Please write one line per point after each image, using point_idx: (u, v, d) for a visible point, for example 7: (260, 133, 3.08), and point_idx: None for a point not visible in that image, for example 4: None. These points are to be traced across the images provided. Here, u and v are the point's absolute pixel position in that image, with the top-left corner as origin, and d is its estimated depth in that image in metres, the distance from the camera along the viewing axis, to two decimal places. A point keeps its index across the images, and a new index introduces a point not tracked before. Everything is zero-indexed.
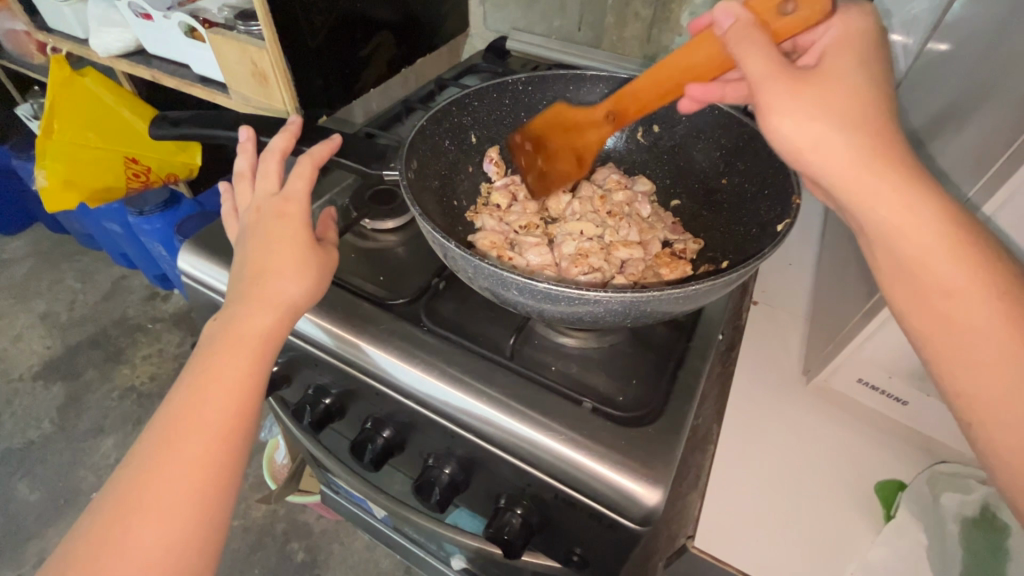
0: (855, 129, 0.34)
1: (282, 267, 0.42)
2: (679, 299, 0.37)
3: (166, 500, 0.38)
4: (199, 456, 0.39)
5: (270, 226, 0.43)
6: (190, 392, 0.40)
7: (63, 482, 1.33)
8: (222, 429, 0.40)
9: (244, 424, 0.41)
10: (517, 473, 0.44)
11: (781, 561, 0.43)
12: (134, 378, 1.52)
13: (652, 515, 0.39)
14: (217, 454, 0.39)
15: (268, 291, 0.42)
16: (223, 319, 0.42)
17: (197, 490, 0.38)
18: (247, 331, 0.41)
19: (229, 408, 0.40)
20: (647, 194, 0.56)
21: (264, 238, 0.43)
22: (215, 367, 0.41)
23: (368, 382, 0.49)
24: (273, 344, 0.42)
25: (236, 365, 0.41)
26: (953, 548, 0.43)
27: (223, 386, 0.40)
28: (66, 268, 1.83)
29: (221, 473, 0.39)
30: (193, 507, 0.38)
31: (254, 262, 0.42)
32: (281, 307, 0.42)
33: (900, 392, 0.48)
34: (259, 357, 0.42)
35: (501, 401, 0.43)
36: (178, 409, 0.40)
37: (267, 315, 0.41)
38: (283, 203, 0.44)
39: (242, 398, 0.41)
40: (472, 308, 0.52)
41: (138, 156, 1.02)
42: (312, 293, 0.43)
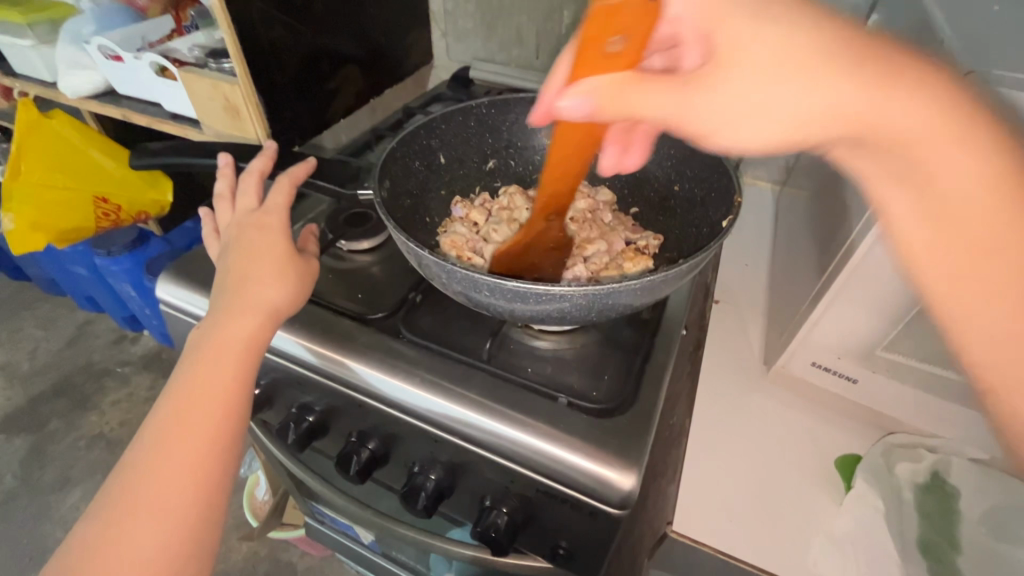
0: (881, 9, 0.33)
1: (265, 273, 0.44)
2: (637, 291, 0.39)
3: (158, 504, 0.39)
4: (188, 460, 0.40)
5: (252, 236, 0.46)
6: (179, 397, 0.41)
7: (28, 539, 1.37)
8: (209, 433, 0.41)
9: (233, 429, 0.42)
10: (500, 471, 0.46)
11: (751, 539, 0.46)
12: (103, 426, 1.60)
13: (629, 498, 0.41)
14: (208, 460, 0.41)
15: (253, 300, 0.43)
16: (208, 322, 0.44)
17: (188, 493, 0.40)
18: (231, 336, 0.42)
19: (218, 408, 0.42)
20: (609, 203, 0.59)
21: (247, 248, 0.45)
22: (201, 374, 0.42)
23: (352, 395, 0.50)
24: (258, 350, 0.43)
25: (220, 368, 0.42)
26: (910, 513, 0.47)
27: (212, 391, 0.42)
28: (28, 317, 1.89)
29: (210, 476, 0.41)
30: (185, 509, 0.39)
31: (236, 274, 0.44)
32: (265, 313, 0.43)
33: (850, 371, 0.52)
34: (244, 362, 0.43)
35: (482, 404, 0.45)
36: (167, 414, 0.41)
37: (250, 322, 0.43)
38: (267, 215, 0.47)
39: (229, 402, 0.42)
40: (449, 319, 0.54)
41: (107, 195, 1.00)
42: (294, 302, 0.45)
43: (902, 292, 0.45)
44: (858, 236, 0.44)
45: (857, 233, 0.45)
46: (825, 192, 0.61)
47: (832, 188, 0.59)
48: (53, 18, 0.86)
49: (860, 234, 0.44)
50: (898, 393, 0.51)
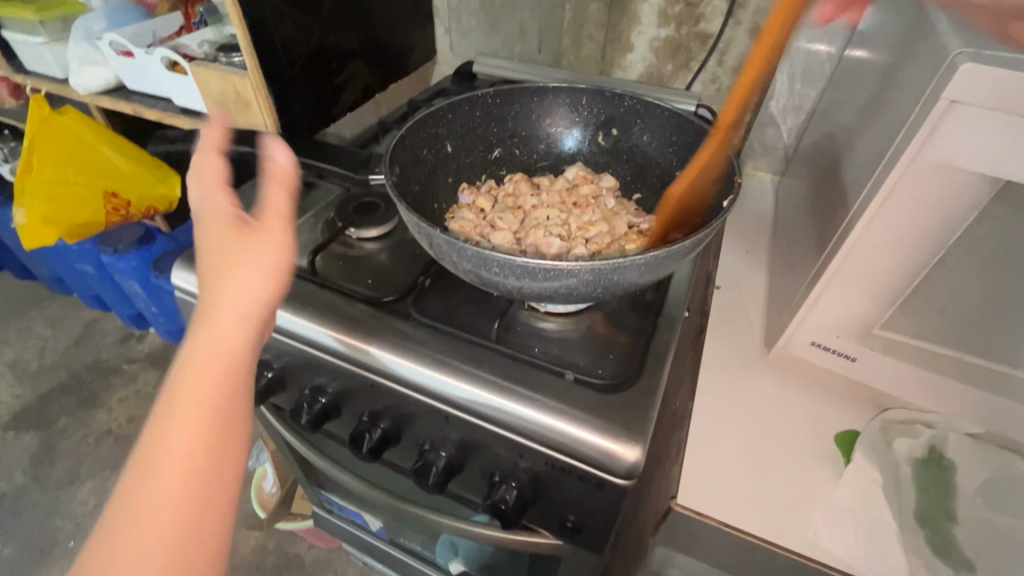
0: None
1: (245, 263, 0.37)
2: (641, 267, 0.41)
3: (136, 574, 0.30)
4: (168, 506, 0.32)
5: (217, 224, 0.39)
6: (151, 427, 0.34)
7: (39, 533, 1.39)
8: (192, 463, 0.33)
9: (224, 451, 0.34)
10: (510, 446, 0.47)
11: (754, 512, 0.47)
12: (111, 421, 1.62)
13: (634, 469, 0.42)
14: (197, 499, 0.32)
15: (225, 285, 0.37)
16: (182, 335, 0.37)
17: (175, 554, 0.31)
18: (209, 335, 0.36)
19: (199, 439, 0.33)
20: (612, 189, 0.61)
21: (217, 240, 0.38)
22: (174, 391, 0.34)
23: (363, 375, 0.51)
24: (246, 349, 0.37)
25: (199, 379, 0.35)
26: (909, 486, 0.48)
27: (189, 408, 0.34)
28: (35, 315, 1.91)
29: (208, 518, 0.33)
30: (174, 573, 0.31)
31: (206, 262, 0.38)
32: (241, 301, 0.37)
33: (848, 349, 0.53)
34: (226, 365, 0.36)
35: (492, 382, 0.47)
36: (134, 452, 0.33)
37: (225, 315, 0.36)
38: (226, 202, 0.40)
39: (213, 418, 0.34)
40: (457, 303, 0.55)
41: (116, 190, 1.02)
42: (274, 277, 0.38)
43: (897, 270, 0.46)
44: (854, 216, 0.46)
45: (853, 212, 0.46)
46: (824, 179, 0.63)
47: (831, 173, 0.61)
48: (65, 16, 0.88)
49: (857, 213, 0.46)
50: (896, 371, 0.52)
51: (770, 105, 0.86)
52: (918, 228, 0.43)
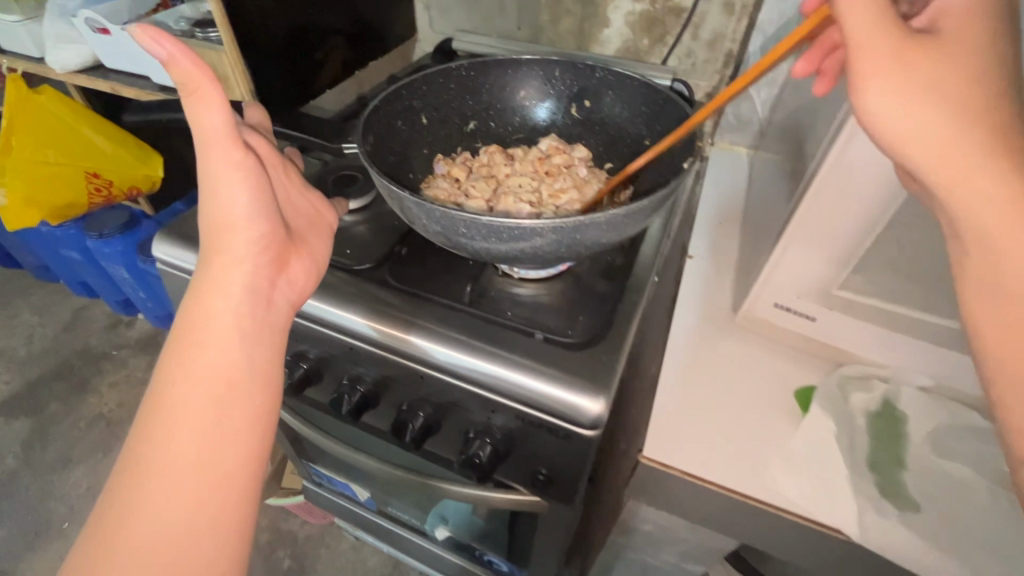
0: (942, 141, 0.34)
1: (238, 266, 0.44)
2: (603, 226, 0.43)
3: (173, 459, 0.39)
4: (200, 412, 0.41)
5: (212, 224, 0.45)
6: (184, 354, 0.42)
7: (33, 515, 1.41)
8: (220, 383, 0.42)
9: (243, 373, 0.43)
10: (483, 403, 0.49)
11: (716, 462, 0.50)
12: (102, 406, 1.63)
13: (598, 419, 0.45)
14: (224, 411, 0.41)
15: (227, 238, 0.44)
16: (181, 324, 0.44)
17: (204, 449, 0.40)
18: (224, 282, 0.44)
19: (225, 363, 0.42)
20: (585, 159, 0.62)
21: (212, 244, 0.45)
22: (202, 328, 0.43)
23: (342, 339, 0.53)
24: (253, 291, 0.45)
25: (220, 317, 0.43)
26: (862, 436, 0.51)
27: (215, 340, 0.43)
28: (22, 303, 1.91)
29: (228, 424, 0.41)
30: (200, 461, 0.40)
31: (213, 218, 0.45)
32: (240, 251, 0.44)
33: (809, 310, 0.55)
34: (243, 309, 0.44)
35: (465, 341, 0.48)
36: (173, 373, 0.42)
37: (235, 266, 0.44)
38: (219, 198, 0.44)
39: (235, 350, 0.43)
40: (433, 270, 0.57)
41: (98, 170, 1.01)
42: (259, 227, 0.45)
43: (850, 229, 0.48)
44: (811, 177, 0.48)
45: (810, 174, 0.48)
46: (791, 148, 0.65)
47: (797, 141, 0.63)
48: None
49: (813, 173, 0.48)
50: (854, 330, 0.54)
51: None
52: (869, 187, 0.45)
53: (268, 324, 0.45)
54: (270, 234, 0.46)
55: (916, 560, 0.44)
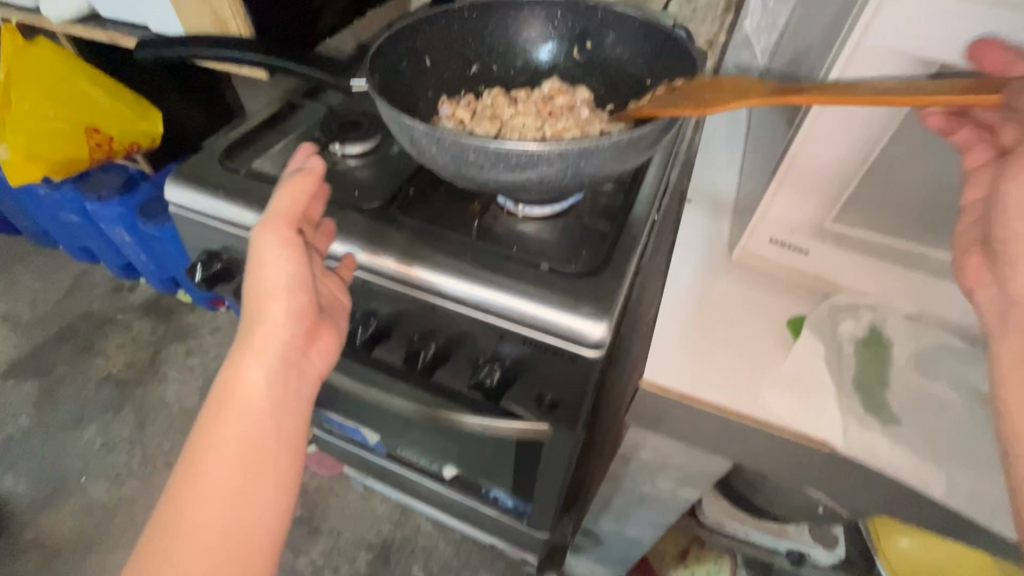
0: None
1: (280, 333, 0.48)
2: (607, 152, 0.44)
3: (198, 516, 0.43)
4: (230, 467, 0.44)
5: (258, 292, 0.48)
6: (218, 412, 0.46)
7: (50, 471, 1.45)
8: (250, 442, 0.45)
9: (273, 432, 0.47)
10: (491, 331, 0.52)
11: (712, 385, 0.53)
12: (110, 367, 1.66)
13: (602, 340, 0.47)
14: (254, 467, 0.45)
15: (269, 310, 0.48)
16: (216, 390, 0.47)
17: (229, 504, 0.44)
18: (264, 344, 0.48)
19: (256, 422, 0.46)
20: (588, 101, 0.63)
21: (254, 311, 0.48)
22: (237, 384, 0.47)
23: (356, 274, 0.55)
24: (288, 357, 0.49)
25: (255, 379, 0.47)
26: (849, 360, 0.54)
27: (251, 402, 0.46)
28: (22, 268, 1.91)
29: (254, 481, 0.45)
30: (226, 515, 0.43)
31: (255, 286, 0.48)
32: (282, 321, 0.48)
33: (802, 243, 0.57)
34: (275, 372, 0.48)
35: (475, 273, 0.51)
36: (205, 429, 0.45)
37: (275, 329, 0.48)
38: (267, 270, 0.48)
39: (266, 413, 0.47)
40: (440, 208, 0.58)
41: (97, 125, 1.02)
42: (300, 297, 0.49)
43: (844, 161, 0.50)
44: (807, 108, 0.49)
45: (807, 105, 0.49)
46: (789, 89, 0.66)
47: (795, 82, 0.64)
48: None
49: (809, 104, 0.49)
50: (844, 261, 0.57)
51: (745, 25, 0.87)
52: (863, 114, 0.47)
53: (295, 392, 0.49)
54: (307, 310, 0.50)
55: (896, 463, 0.47)
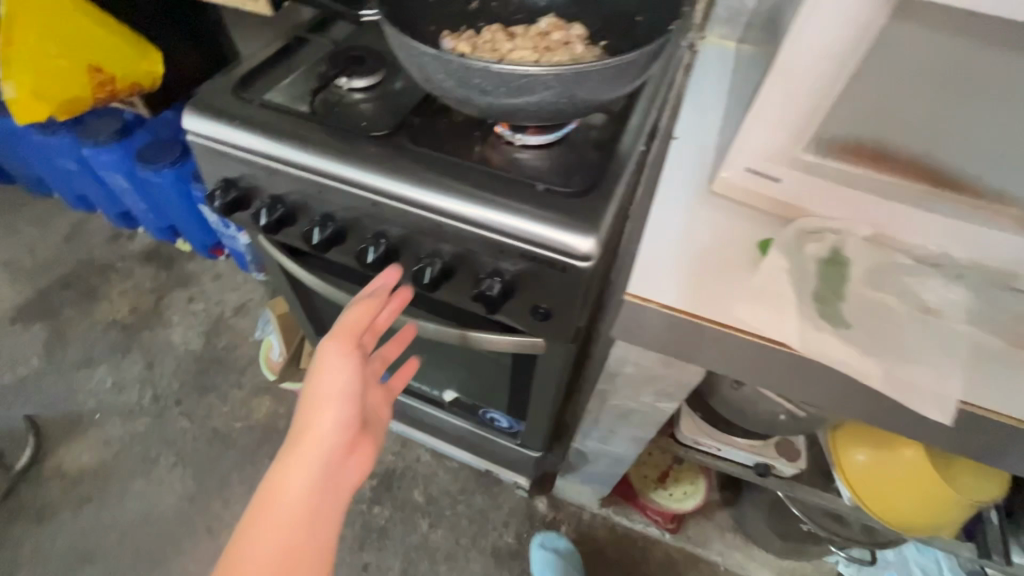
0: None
1: (326, 440, 0.53)
2: (598, 76, 0.49)
3: None
4: (274, 552, 0.48)
5: (311, 403, 0.55)
6: (267, 502, 0.50)
7: (65, 408, 1.52)
8: (297, 529, 0.49)
9: (316, 519, 0.50)
10: (491, 247, 0.57)
11: (689, 297, 0.59)
12: (115, 312, 1.71)
13: (591, 251, 0.53)
14: (298, 551, 0.48)
15: (319, 408, 0.54)
16: (264, 483, 0.51)
17: None
18: (313, 434, 0.53)
19: (301, 514, 0.50)
20: (582, 37, 0.67)
21: (306, 406, 0.55)
22: (287, 474, 0.51)
23: (368, 196, 0.60)
24: (333, 452, 0.53)
25: (302, 470, 0.51)
26: (811, 276, 0.61)
27: (297, 491, 0.50)
28: (19, 217, 1.92)
29: (297, 570, 0.48)
30: None
31: (310, 394, 0.55)
32: (331, 417, 0.54)
33: (775, 172, 0.63)
34: (318, 459, 0.52)
35: (478, 193, 0.56)
36: (253, 513, 0.50)
37: (322, 419, 0.54)
38: (326, 375, 0.56)
39: (309, 507, 0.50)
40: (443, 137, 0.63)
41: (100, 65, 1.03)
42: (351, 393, 0.56)
43: (813, 92, 0.55)
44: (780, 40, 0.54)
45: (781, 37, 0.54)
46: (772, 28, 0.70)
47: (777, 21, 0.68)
48: None
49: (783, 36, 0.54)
50: (812, 188, 0.62)
51: None
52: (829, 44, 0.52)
53: (338, 489, 0.53)
54: (352, 428, 0.55)
55: (844, 358, 0.54)
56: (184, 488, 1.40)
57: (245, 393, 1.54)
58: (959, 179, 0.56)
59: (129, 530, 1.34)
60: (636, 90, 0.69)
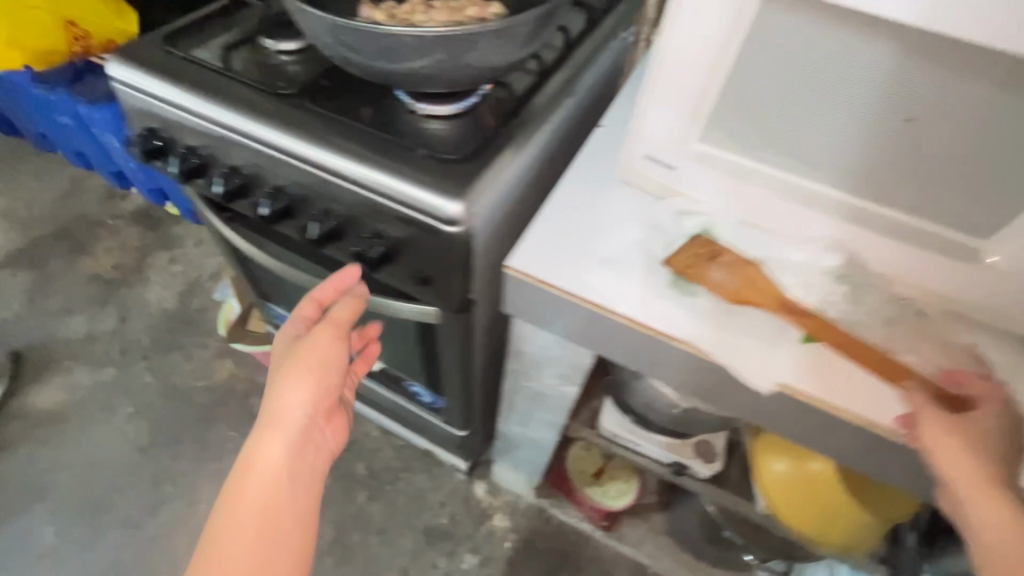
0: (992, 461, 0.45)
1: (298, 413, 0.54)
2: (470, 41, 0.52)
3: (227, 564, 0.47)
4: (290, 526, 0.50)
5: (291, 372, 0.55)
6: (235, 477, 0.51)
7: (39, 353, 1.58)
8: (267, 499, 0.50)
9: (282, 489, 0.51)
10: (372, 207, 0.59)
11: (566, 274, 0.60)
12: (98, 267, 1.76)
13: (456, 216, 0.54)
14: (286, 519, 0.50)
15: (286, 392, 0.54)
16: (237, 463, 0.52)
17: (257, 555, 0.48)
18: (287, 406, 0.54)
19: (275, 482, 0.51)
20: (498, 15, 0.68)
21: (286, 378, 0.55)
22: (261, 449, 0.52)
23: (264, 150, 0.62)
24: (300, 420, 0.54)
25: (272, 442, 0.52)
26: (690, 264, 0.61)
27: (262, 470, 0.51)
28: (22, 169, 2.00)
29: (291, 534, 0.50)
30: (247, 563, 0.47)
31: (288, 366, 0.55)
32: (313, 385, 0.55)
33: (671, 159, 0.63)
34: (284, 432, 0.53)
35: (359, 153, 0.57)
36: (266, 481, 0.51)
37: (299, 394, 0.54)
38: (309, 348, 0.56)
39: (274, 478, 0.51)
40: (347, 100, 0.64)
41: (75, 20, 1.08)
42: (328, 369, 0.56)
43: (700, 79, 0.55)
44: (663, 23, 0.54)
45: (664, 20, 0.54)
46: None
47: None
48: None
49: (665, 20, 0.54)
50: (705, 178, 0.63)
51: None
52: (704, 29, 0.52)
53: (306, 462, 0.53)
54: (322, 401, 0.56)
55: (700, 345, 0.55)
56: (138, 439, 1.44)
57: (210, 355, 1.58)
58: (842, 177, 0.57)
59: (81, 473, 1.39)
60: (551, 70, 0.70)
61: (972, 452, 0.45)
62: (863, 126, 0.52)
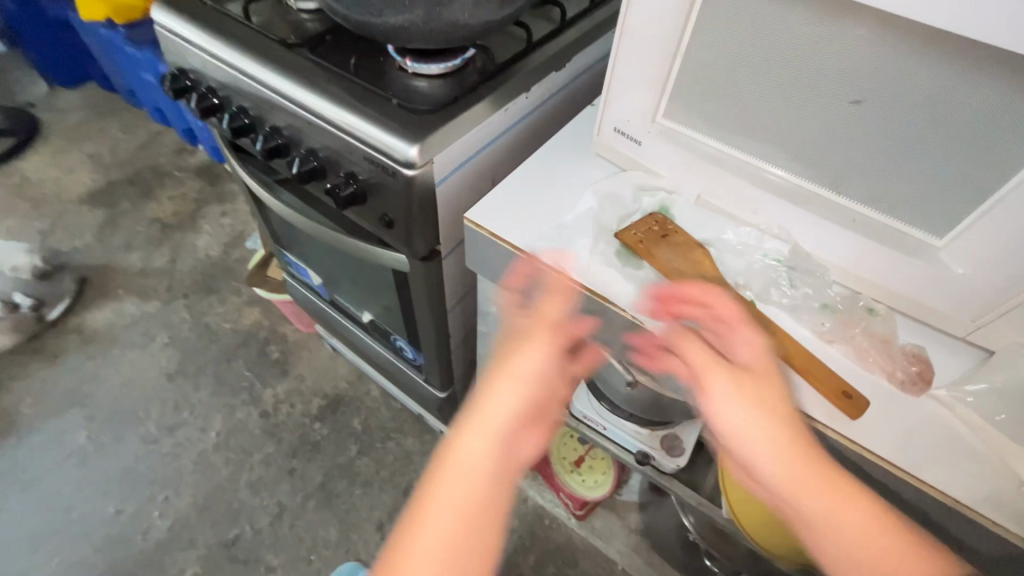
0: (871, 516, 0.44)
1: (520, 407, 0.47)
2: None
3: None
4: (475, 536, 0.42)
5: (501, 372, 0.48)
6: (455, 477, 0.44)
7: (99, 280, 1.77)
8: (469, 510, 0.42)
9: (495, 499, 0.43)
10: (346, 148, 0.64)
11: (517, 231, 0.63)
12: (160, 212, 1.95)
13: (412, 159, 0.59)
14: (471, 536, 0.42)
15: (503, 380, 0.47)
16: (435, 462, 0.45)
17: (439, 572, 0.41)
18: (499, 403, 0.46)
19: (484, 485, 0.43)
20: None
21: (500, 369, 0.48)
22: (458, 447, 0.45)
23: (263, 91, 0.69)
24: (518, 416, 0.47)
25: (475, 443, 0.45)
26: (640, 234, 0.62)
27: (472, 470, 0.44)
28: (112, 119, 2.24)
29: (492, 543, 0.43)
30: None
31: (502, 361, 0.49)
32: (525, 376, 0.48)
33: (636, 133, 0.64)
34: (501, 429, 0.46)
35: (339, 97, 0.63)
36: (495, 491, 0.44)
37: (511, 388, 0.47)
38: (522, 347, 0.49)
39: (499, 480, 0.44)
40: (345, 55, 0.70)
41: None
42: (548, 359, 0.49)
43: (659, 51, 0.57)
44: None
45: None
46: None
47: None
48: None
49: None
50: (667, 154, 0.64)
51: None
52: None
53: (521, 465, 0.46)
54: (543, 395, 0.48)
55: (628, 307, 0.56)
56: (168, 367, 1.58)
57: (241, 301, 1.71)
58: (796, 163, 0.56)
59: (117, 389, 1.54)
60: (540, 43, 0.73)
61: (862, 507, 0.44)
62: (813, 107, 0.52)
